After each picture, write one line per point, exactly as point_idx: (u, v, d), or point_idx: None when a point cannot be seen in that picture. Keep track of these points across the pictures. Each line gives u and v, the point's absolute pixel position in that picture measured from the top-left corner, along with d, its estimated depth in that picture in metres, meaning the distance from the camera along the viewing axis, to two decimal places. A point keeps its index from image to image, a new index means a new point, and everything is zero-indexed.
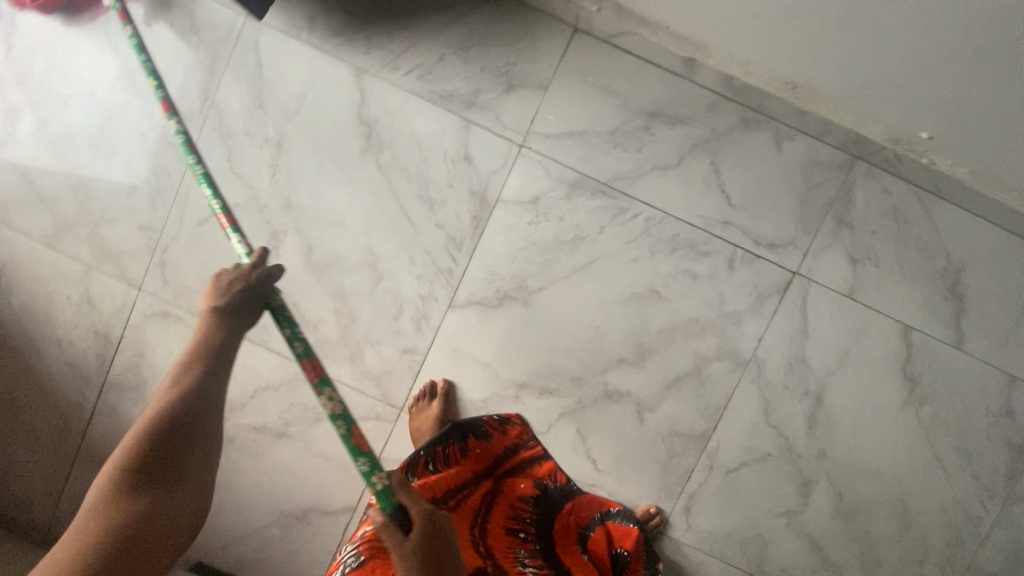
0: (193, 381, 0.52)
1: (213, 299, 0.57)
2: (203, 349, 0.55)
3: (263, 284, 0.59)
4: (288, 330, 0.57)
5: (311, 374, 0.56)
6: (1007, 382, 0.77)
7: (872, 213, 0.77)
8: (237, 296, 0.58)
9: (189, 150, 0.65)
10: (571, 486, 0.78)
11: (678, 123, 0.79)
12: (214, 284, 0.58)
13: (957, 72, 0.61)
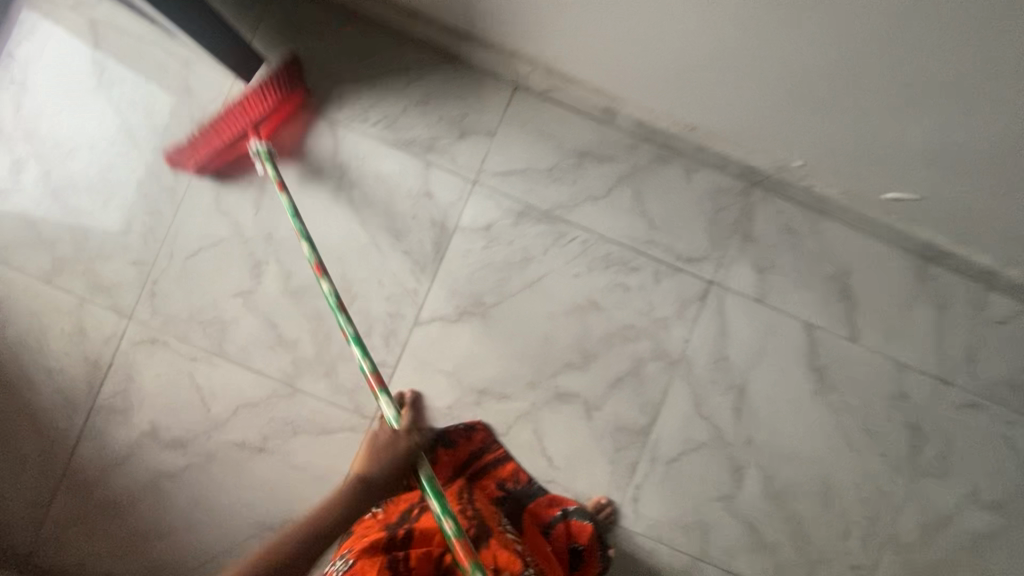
0: (312, 529, 0.62)
1: (360, 468, 0.66)
2: (333, 506, 0.64)
3: (410, 452, 0.65)
4: (437, 505, 0.62)
5: (462, 553, 0.59)
6: (898, 369, 0.89)
7: (771, 230, 0.88)
8: (381, 464, 0.65)
9: (339, 310, 0.74)
10: (533, 485, 0.86)
11: (605, 160, 0.88)
12: (367, 448, 0.68)
13: (829, 116, 0.70)
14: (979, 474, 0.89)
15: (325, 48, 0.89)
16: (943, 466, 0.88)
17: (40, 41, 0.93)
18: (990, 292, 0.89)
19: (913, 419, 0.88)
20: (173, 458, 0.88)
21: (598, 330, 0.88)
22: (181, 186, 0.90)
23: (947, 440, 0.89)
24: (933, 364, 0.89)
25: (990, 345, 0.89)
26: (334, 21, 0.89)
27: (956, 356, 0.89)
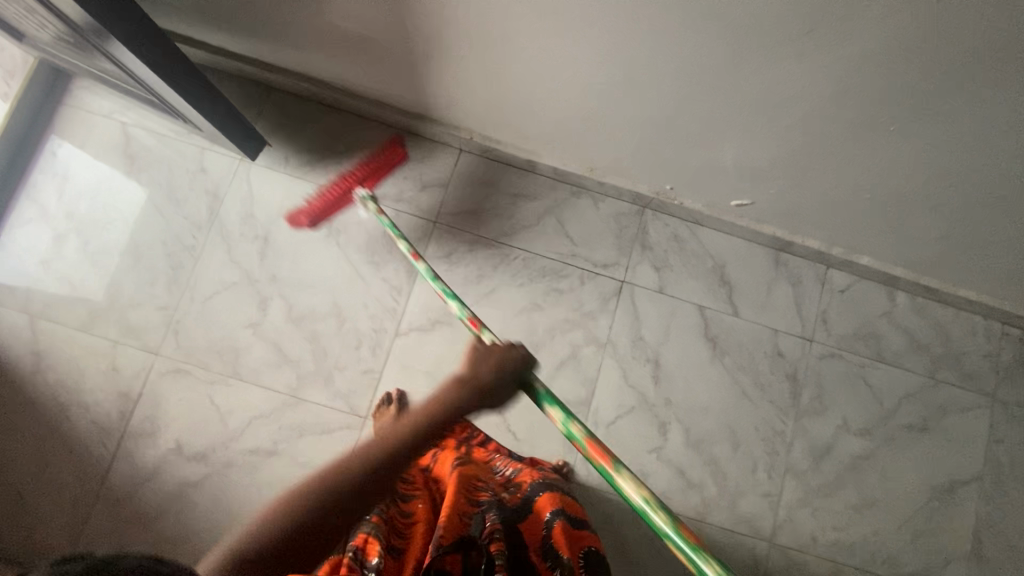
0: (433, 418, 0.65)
1: (478, 367, 0.69)
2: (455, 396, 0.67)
3: (526, 368, 0.68)
4: (542, 391, 0.67)
5: (557, 418, 0.64)
6: (773, 334, 1.16)
7: (662, 239, 1.18)
8: (505, 373, 0.68)
9: (435, 276, 0.88)
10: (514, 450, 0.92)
11: (534, 197, 1.17)
12: (476, 355, 0.71)
13: (680, 153, 1.00)
14: (848, 410, 1.14)
15: (312, 132, 1.16)
16: (820, 406, 1.14)
17: (78, 141, 1.17)
18: (830, 269, 1.19)
19: (791, 371, 1.15)
20: (196, 469, 1.04)
21: (541, 327, 1.13)
22: (200, 244, 1.13)
23: (821, 385, 1.14)
24: (798, 328, 1.16)
25: (838, 308, 1.18)
26: (318, 112, 1.17)
27: (815, 319, 1.17)
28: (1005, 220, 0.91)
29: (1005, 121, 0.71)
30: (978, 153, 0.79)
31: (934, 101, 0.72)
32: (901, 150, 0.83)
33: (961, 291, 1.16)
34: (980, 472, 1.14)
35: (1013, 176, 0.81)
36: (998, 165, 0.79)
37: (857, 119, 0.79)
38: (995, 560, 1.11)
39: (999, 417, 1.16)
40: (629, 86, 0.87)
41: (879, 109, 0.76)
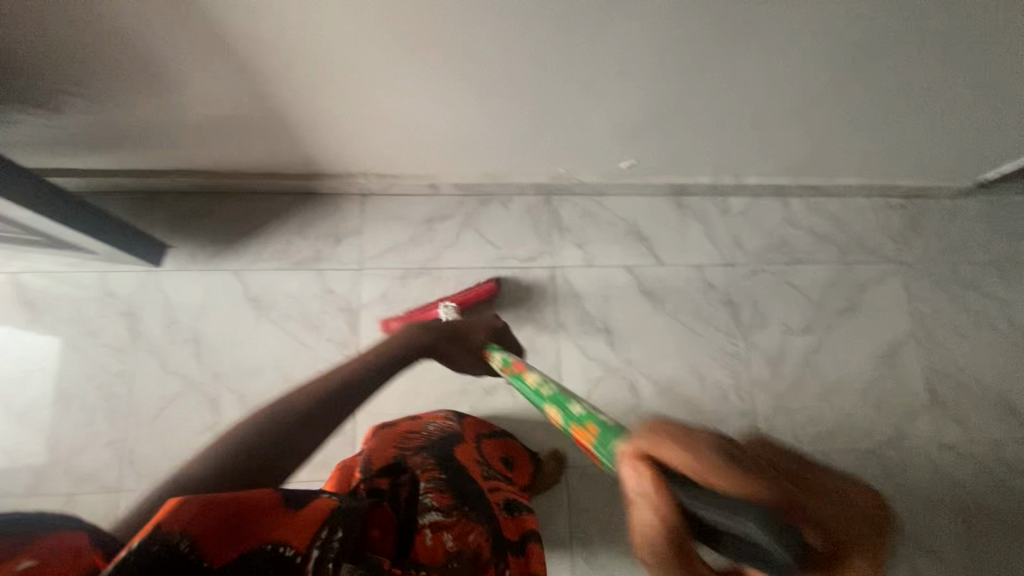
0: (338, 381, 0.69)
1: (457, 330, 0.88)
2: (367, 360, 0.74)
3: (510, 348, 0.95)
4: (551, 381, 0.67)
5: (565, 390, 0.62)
6: (699, 270, 1.25)
7: (575, 218, 1.25)
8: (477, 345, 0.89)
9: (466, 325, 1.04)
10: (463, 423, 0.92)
11: (447, 217, 1.21)
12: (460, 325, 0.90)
13: (562, 135, 1.07)
14: (785, 313, 1.24)
15: (213, 222, 1.16)
16: (761, 319, 1.23)
17: None
18: (727, 197, 1.29)
19: (726, 298, 1.24)
20: None
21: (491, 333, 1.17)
22: (131, 366, 1.09)
23: (755, 301, 1.24)
24: (718, 257, 1.26)
25: (746, 229, 1.28)
26: (212, 201, 1.17)
27: (729, 245, 1.27)
28: (849, 114, 1.02)
29: (812, 37, 0.81)
30: (803, 69, 0.89)
31: (750, 36, 0.81)
32: (742, 83, 0.92)
33: (838, 182, 1.29)
34: (912, 330, 1.26)
35: (839, 79, 0.91)
36: (823, 73, 0.90)
37: (697, 66, 0.88)
38: (949, 399, 1.23)
39: (909, 278, 1.30)
40: (492, 92, 0.93)
41: (709, 54, 0.85)
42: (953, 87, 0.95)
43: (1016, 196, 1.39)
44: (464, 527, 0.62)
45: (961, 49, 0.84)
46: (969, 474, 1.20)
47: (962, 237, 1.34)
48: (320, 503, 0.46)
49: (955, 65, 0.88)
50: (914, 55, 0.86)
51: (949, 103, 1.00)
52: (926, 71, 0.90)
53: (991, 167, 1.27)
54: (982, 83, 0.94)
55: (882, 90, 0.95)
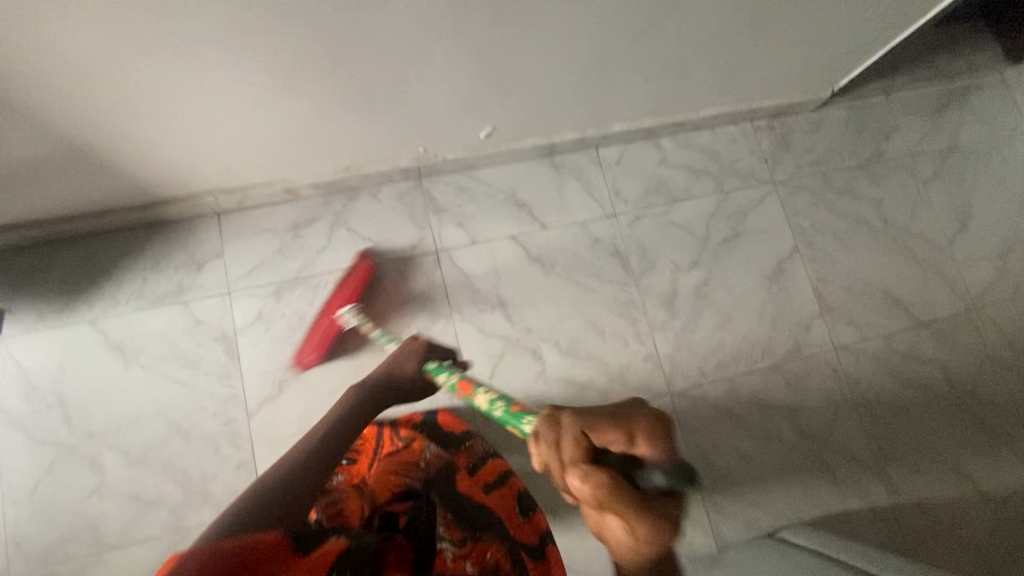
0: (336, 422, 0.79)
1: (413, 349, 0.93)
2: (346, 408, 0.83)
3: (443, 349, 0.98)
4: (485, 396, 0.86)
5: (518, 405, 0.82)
6: (582, 226, 1.25)
7: (450, 197, 1.20)
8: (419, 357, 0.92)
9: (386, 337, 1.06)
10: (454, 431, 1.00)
11: (314, 221, 1.15)
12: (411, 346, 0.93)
13: (405, 113, 1.01)
14: (671, 253, 1.26)
15: (55, 274, 1.07)
16: (649, 263, 1.25)
17: None
18: (599, 149, 1.29)
19: (613, 249, 1.24)
20: None
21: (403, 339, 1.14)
22: None
23: (641, 246, 1.26)
24: (600, 210, 1.26)
25: (622, 178, 1.29)
26: (50, 252, 1.08)
27: (608, 196, 1.27)
28: (682, 46, 1.02)
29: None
30: (615, 6, 0.87)
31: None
32: (562, 31, 0.89)
33: (706, 112, 1.28)
34: (795, 245, 1.30)
35: (655, 10, 0.90)
36: (637, 7, 0.88)
37: (506, 19, 0.84)
38: (839, 305, 1.28)
39: (785, 196, 1.33)
40: (305, 80, 0.88)
41: (514, 5, 0.82)
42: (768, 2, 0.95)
43: (874, 98, 1.43)
44: (478, 550, 0.75)
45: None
46: (866, 370, 1.25)
47: (830, 146, 1.38)
48: (334, 544, 0.58)
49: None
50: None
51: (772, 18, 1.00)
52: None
53: (842, 74, 1.30)
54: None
55: (703, 16, 0.94)
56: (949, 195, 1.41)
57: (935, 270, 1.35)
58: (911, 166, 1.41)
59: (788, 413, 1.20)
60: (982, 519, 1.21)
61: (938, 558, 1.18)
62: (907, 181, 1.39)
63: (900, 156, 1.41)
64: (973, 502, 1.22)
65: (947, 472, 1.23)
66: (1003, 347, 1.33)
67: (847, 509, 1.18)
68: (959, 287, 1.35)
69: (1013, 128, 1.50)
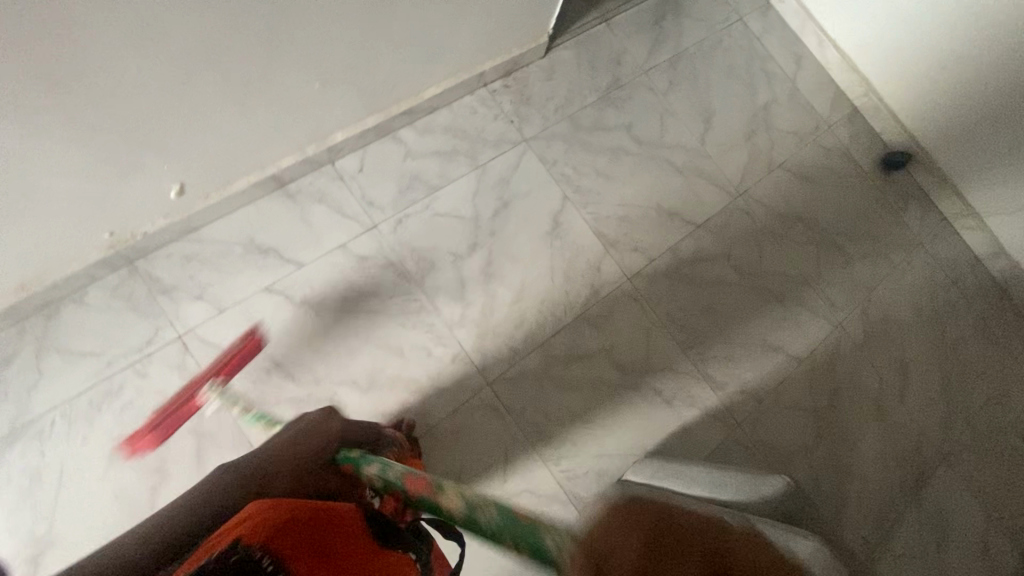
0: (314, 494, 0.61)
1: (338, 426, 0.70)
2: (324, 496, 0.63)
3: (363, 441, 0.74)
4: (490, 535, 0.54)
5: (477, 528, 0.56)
6: (343, 248, 1.13)
7: (177, 271, 1.05)
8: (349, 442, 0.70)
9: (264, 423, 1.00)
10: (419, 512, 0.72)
11: (12, 359, 0.96)
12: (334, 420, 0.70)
13: (47, 211, 0.85)
14: (447, 244, 1.20)
15: None
16: (427, 262, 1.17)
17: None
18: (335, 163, 1.18)
19: (384, 262, 1.15)
20: None
21: (176, 443, 0.98)
22: None
23: (413, 248, 1.17)
24: (356, 226, 1.15)
25: (370, 185, 1.19)
26: None
27: (362, 208, 1.17)
28: (342, 37, 0.94)
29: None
30: (217, 19, 0.77)
31: (91, 12, 0.66)
32: (171, 66, 0.79)
33: (430, 92, 1.23)
34: (562, 194, 1.31)
35: (270, 10, 0.81)
36: (243, 13, 0.79)
37: (82, 74, 0.72)
38: (620, 236, 1.31)
39: (540, 150, 1.32)
40: None
41: (73, 61, 0.70)
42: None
43: (595, 28, 1.46)
44: None
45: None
46: (664, 289, 1.31)
47: (569, 87, 1.39)
48: None
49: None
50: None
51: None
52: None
53: (547, 17, 1.29)
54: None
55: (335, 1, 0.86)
56: (690, 98, 1.48)
57: (697, 172, 1.42)
58: (648, 83, 1.46)
59: (605, 356, 1.22)
60: (799, 380, 1.33)
61: (774, 433, 1.27)
62: (648, 98, 1.44)
63: (635, 76, 1.45)
64: (789, 367, 1.33)
65: (760, 352, 1.32)
66: (774, 221, 1.44)
67: (686, 422, 1.23)
68: (721, 181, 1.43)
69: (725, 19, 1.60)
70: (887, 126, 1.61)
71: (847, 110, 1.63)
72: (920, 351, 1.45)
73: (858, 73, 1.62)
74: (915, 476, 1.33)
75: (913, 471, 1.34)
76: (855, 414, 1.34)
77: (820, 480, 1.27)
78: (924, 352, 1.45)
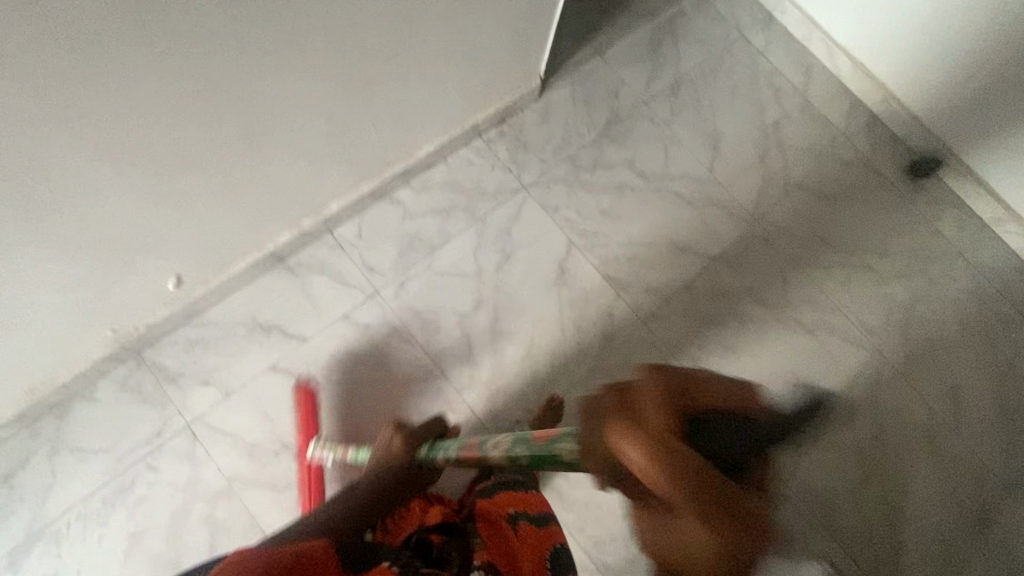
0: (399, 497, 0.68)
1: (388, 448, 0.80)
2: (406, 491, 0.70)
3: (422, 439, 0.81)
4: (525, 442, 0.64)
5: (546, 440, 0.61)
6: (345, 318, 1.11)
7: (182, 357, 1.05)
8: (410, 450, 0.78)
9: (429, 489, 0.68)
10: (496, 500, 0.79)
11: (27, 460, 0.97)
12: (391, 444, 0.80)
13: (43, 320, 0.86)
14: (451, 303, 1.16)
15: None
16: (432, 325, 1.14)
17: None
18: (334, 231, 1.16)
19: (389, 329, 1.12)
20: None
21: (187, 535, 0.97)
22: None
23: (417, 312, 1.14)
24: (357, 294, 1.13)
25: (370, 250, 1.17)
26: None
27: (362, 274, 1.15)
28: (318, 116, 0.93)
29: (125, 98, 0.69)
30: (185, 121, 0.77)
31: (57, 135, 0.67)
32: (146, 171, 0.79)
33: (424, 150, 1.21)
34: (567, 240, 1.27)
35: (238, 105, 0.81)
36: (213, 112, 0.79)
37: (58, 194, 0.73)
38: (631, 279, 1.26)
39: (541, 196, 1.29)
40: None
41: (42, 178, 0.70)
42: (373, 41, 0.88)
43: (589, 63, 1.42)
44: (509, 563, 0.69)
45: (306, 16, 0.76)
46: (682, 330, 1.24)
47: (566, 128, 1.35)
48: None
49: (327, 31, 0.80)
50: (270, 49, 0.76)
51: (396, 55, 0.94)
52: (314, 48, 0.81)
53: (537, 60, 1.26)
54: (390, 27, 0.88)
55: (306, 85, 0.86)
56: (694, 125, 1.42)
57: (707, 202, 1.35)
58: (649, 114, 1.41)
59: None
60: (837, 418, 1.24)
61: (813, 476, 1.18)
62: (649, 129, 1.39)
63: (635, 108, 1.40)
64: (824, 405, 1.24)
65: (792, 390, 1.24)
66: (795, 246, 1.36)
67: None
68: (735, 209, 1.36)
69: (726, 38, 1.54)
70: (911, 131, 1.51)
71: (865, 118, 1.54)
72: (971, 375, 1.33)
73: (874, 79, 1.53)
74: (976, 512, 1.22)
75: (974, 509, 1.22)
76: (901, 450, 1.24)
77: (869, 525, 1.17)
78: (975, 376, 1.33)
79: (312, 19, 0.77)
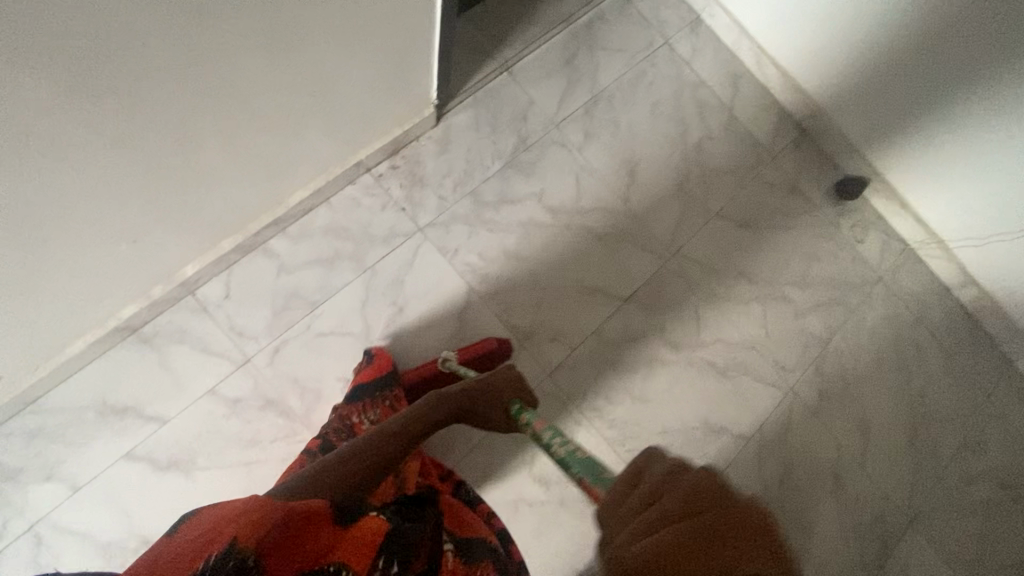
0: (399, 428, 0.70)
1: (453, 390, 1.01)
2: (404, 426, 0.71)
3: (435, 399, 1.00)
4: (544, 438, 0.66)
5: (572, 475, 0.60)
6: (212, 392, 1.01)
7: (21, 448, 0.94)
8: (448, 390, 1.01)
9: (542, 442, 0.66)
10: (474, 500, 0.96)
11: None
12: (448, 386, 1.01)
13: None
14: (333, 367, 1.06)
15: None
16: (312, 394, 1.05)
17: None
18: (197, 292, 1.04)
19: (262, 402, 1.02)
20: None
21: None
22: None
23: (295, 380, 1.04)
24: (226, 363, 1.03)
25: (239, 311, 1.05)
26: None
27: (230, 341, 1.04)
28: (124, 192, 0.78)
29: None
30: None
31: None
32: None
33: (297, 196, 1.08)
34: (467, 287, 1.17)
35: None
36: None
37: None
38: (536, 327, 1.18)
39: (438, 239, 1.18)
40: None
41: None
42: (173, 112, 0.73)
43: (494, 80, 1.29)
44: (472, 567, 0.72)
45: (62, 107, 0.61)
46: (589, 380, 1.18)
47: (466, 158, 1.23)
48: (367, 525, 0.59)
49: (97, 108, 0.65)
50: (16, 147, 0.61)
51: (218, 114, 0.79)
52: (98, 134, 0.67)
53: (423, 88, 1.13)
54: (196, 89, 0.72)
55: (107, 169, 0.73)
56: (609, 149, 1.32)
57: (620, 236, 1.27)
58: (561, 138, 1.29)
59: (524, 471, 1.11)
60: (746, 463, 1.21)
61: None
62: (559, 156, 1.28)
63: (545, 131, 1.29)
64: (734, 449, 1.21)
65: (701, 437, 1.20)
66: (710, 280, 1.29)
67: None
68: (650, 243, 1.28)
69: (649, 45, 1.41)
70: (838, 148, 1.44)
71: (792, 133, 1.46)
72: (882, 408, 1.32)
73: (804, 92, 1.43)
74: (880, 547, 1.23)
75: (879, 544, 1.23)
76: (812, 490, 1.23)
77: None
78: (886, 408, 1.32)
79: (68, 104, 0.62)
